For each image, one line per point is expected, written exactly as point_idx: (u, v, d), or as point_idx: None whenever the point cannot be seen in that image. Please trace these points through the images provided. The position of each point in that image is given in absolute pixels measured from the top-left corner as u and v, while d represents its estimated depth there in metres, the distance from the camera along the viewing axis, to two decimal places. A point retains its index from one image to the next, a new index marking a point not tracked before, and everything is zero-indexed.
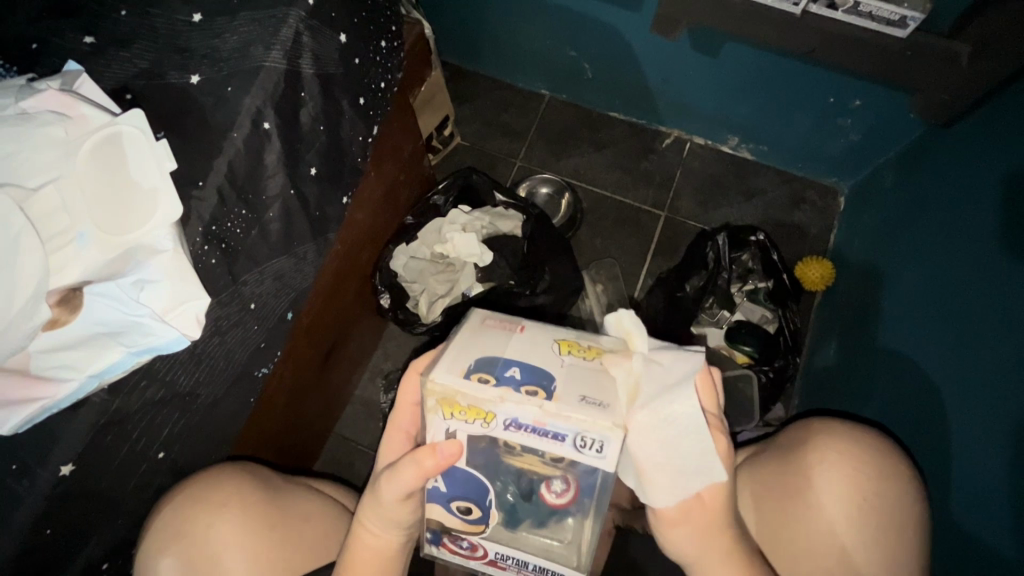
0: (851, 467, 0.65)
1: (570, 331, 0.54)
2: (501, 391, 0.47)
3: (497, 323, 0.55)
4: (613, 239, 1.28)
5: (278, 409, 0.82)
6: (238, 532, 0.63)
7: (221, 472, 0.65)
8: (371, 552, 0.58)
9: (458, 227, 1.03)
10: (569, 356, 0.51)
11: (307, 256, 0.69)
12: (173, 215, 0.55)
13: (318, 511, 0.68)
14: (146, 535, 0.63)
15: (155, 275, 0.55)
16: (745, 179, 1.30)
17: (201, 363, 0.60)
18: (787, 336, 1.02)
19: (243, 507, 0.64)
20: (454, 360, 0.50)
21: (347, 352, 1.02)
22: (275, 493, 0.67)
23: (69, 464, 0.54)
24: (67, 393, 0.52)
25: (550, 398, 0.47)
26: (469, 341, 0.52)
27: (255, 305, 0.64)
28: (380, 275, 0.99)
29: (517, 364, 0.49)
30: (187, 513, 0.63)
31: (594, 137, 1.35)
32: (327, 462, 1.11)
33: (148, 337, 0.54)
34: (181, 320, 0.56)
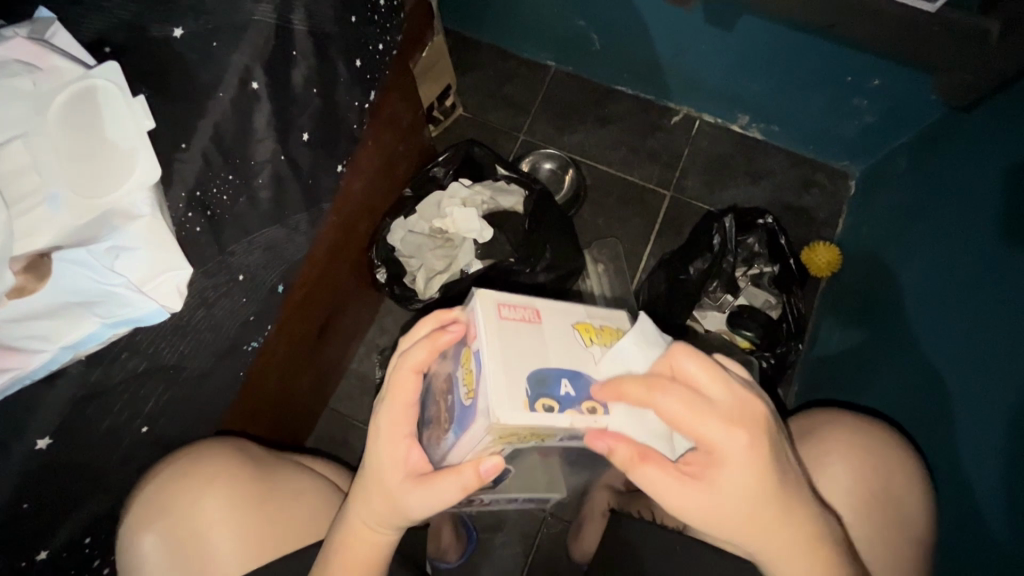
0: (857, 458, 0.65)
1: (582, 311, 0.53)
2: (568, 415, 0.47)
3: (515, 314, 0.50)
4: (616, 218, 1.24)
5: (269, 384, 0.81)
6: (225, 510, 0.62)
7: (207, 446, 0.64)
8: (367, 546, 0.55)
9: (458, 202, 1.00)
10: (596, 347, 0.51)
11: (299, 227, 0.66)
12: (152, 176, 0.52)
13: (309, 491, 0.67)
14: (129, 511, 0.62)
15: (130, 241, 0.52)
16: (754, 159, 1.27)
17: (186, 335, 0.58)
18: (790, 322, 1.01)
19: (229, 484, 0.62)
20: (510, 391, 0.46)
21: (342, 326, 1.01)
22: (268, 471, 0.66)
23: (47, 437, 0.52)
24: (40, 364, 0.50)
25: (609, 410, 0.49)
26: (506, 348, 0.48)
27: (243, 276, 0.62)
28: (377, 249, 0.98)
29: (568, 374, 0.49)
30: (171, 488, 0.61)
31: (599, 112, 1.31)
32: (320, 435, 1.10)
33: (125, 308, 0.52)
34: (160, 291, 0.54)
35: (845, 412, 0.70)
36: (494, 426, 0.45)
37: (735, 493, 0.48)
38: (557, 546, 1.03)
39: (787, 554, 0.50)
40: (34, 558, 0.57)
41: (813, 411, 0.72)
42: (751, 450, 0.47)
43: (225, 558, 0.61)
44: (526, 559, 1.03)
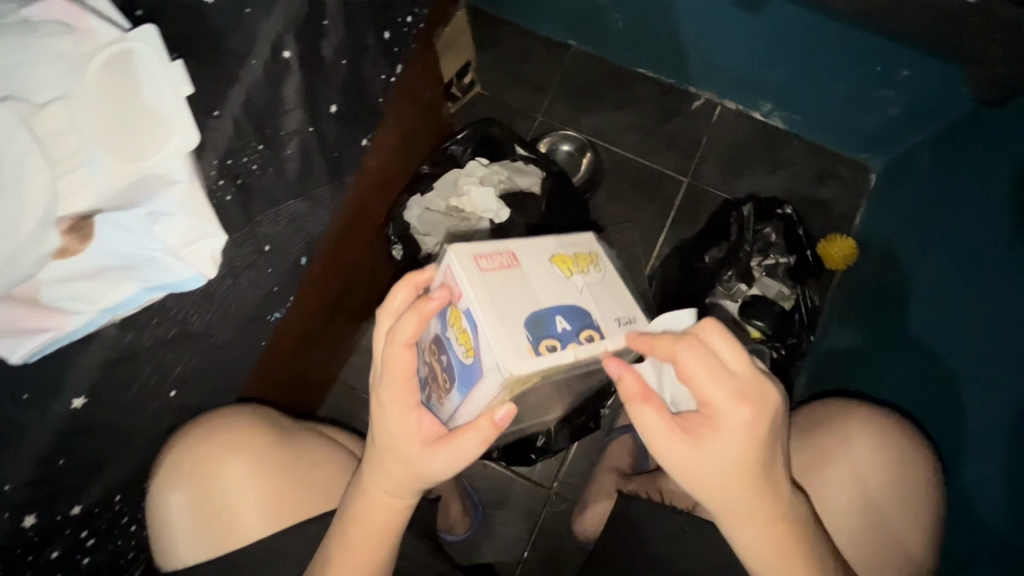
0: (871, 447, 0.68)
1: (553, 243, 0.55)
2: (571, 350, 0.49)
3: (493, 263, 0.50)
4: (630, 203, 1.24)
5: (284, 356, 0.82)
6: (247, 473, 0.64)
7: (230, 411, 0.66)
8: (382, 513, 0.56)
9: (475, 179, 1.00)
10: (577, 278, 0.54)
11: (322, 199, 0.68)
12: (192, 143, 0.52)
13: (326, 459, 0.69)
14: (156, 473, 0.64)
15: (167, 207, 0.53)
16: (773, 149, 1.25)
17: (213, 304, 0.60)
18: (802, 313, 1.01)
19: (251, 449, 0.65)
20: (513, 340, 0.46)
21: (355, 302, 1.01)
22: (289, 439, 0.68)
23: (82, 396, 0.53)
24: (79, 325, 0.50)
25: (603, 334, 0.52)
26: (497, 297, 0.48)
27: (269, 248, 0.63)
28: (393, 225, 0.99)
29: (559, 310, 0.50)
30: (193, 454, 0.63)
31: (619, 95, 1.29)
32: (330, 409, 1.12)
33: (163, 272, 0.53)
34: (196, 257, 0.55)
35: (852, 403, 0.72)
36: (508, 378, 0.45)
37: (708, 463, 0.49)
38: (561, 525, 1.05)
39: (746, 520, 0.52)
40: (68, 513, 0.57)
41: (822, 404, 0.74)
42: (748, 429, 0.48)
43: (248, 519, 0.64)
44: (530, 536, 1.05)
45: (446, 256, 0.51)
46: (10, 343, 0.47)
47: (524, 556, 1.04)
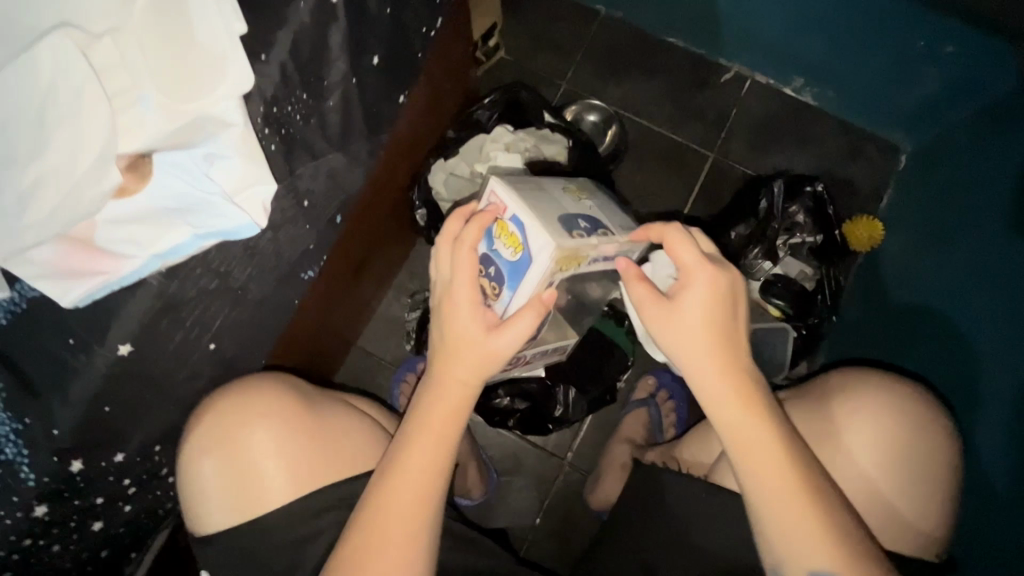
0: (888, 420, 0.64)
1: (562, 182, 0.67)
2: (595, 237, 0.60)
3: (520, 187, 0.61)
4: (655, 176, 1.21)
5: (309, 317, 0.81)
6: (273, 440, 0.63)
7: (258, 379, 0.66)
8: (449, 406, 0.60)
9: (501, 146, 0.97)
10: (588, 200, 0.67)
11: (360, 156, 0.66)
12: (245, 83, 0.51)
13: (355, 430, 0.68)
14: (188, 438, 0.64)
15: (222, 147, 0.52)
16: (803, 125, 1.22)
17: (253, 258, 0.59)
18: (825, 295, 1.01)
19: (279, 414, 0.64)
20: (550, 224, 0.57)
21: (377, 265, 1.00)
22: (317, 408, 0.67)
23: (127, 344, 0.53)
24: (132, 271, 0.51)
25: (617, 232, 0.64)
26: (532, 206, 0.58)
27: (307, 203, 0.62)
28: (417, 190, 0.97)
29: (580, 215, 0.62)
30: (225, 417, 0.63)
31: (648, 64, 1.26)
32: (348, 371, 1.12)
33: (216, 218, 0.53)
34: (248, 204, 0.55)
35: (870, 372, 0.69)
36: (557, 249, 0.55)
37: (698, 333, 0.57)
38: (575, 493, 1.07)
39: (752, 424, 0.57)
40: (113, 459, 0.59)
41: (835, 373, 0.70)
42: (717, 299, 0.57)
43: (276, 487, 0.62)
44: (542, 503, 1.07)
45: (485, 187, 0.61)
46: (70, 282, 0.49)
47: (537, 522, 1.06)
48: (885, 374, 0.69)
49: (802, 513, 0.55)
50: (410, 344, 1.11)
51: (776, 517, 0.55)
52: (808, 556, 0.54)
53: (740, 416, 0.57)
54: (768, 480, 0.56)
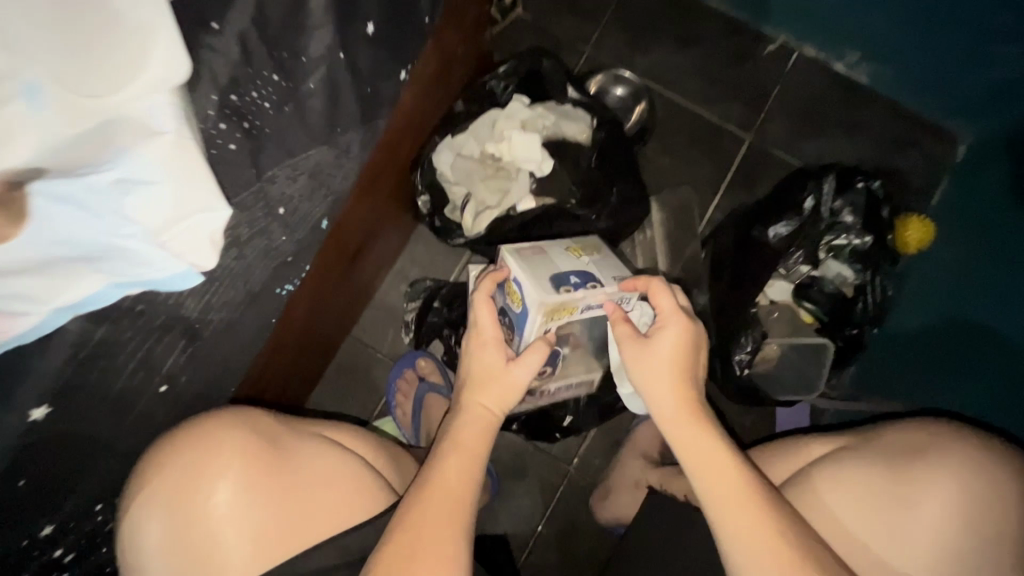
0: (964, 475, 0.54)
1: (564, 242, 0.71)
2: (582, 293, 0.63)
3: (528, 251, 0.66)
4: (684, 159, 1.09)
5: (296, 317, 0.72)
6: (238, 493, 0.51)
7: (224, 416, 0.55)
8: (479, 424, 0.60)
9: (517, 123, 0.86)
10: (585, 254, 0.68)
11: (350, 148, 0.58)
12: (175, 79, 0.42)
13: (336, 477, 0.55)
14: (133, 494, 0.52)
15: (146, 172, 0.43)
16: (853, 107, 1.09)
17: (212, 284, 0.52)
18: (866, 304, 0.91)
19: (244, 461, 0.52)
20: (539, 283, 0.62)
21: (374, 253, 0.90)
22: (289, 453, 0.55)
23: (45, 407, 0.47)
24: (29, 328, 0.43)
25: (605, 284, 0.65)
26: (527, 269, 0.63)
27: (283, 211, 0.55)
28: (421, 171, 0.86)
29: (573, 271, 0.65)
30: (185, 465, 0.52)
31: (681, 31, 1.12)
32: (341, 364, 1.04)
33: (138, 264, 0.45)
34: (179, 242, 0.47)
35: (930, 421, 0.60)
36: (540, 307, 0.60)
37: (654, 359, 0.59)
38: (580, 500, 1.00)
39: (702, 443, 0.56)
40: (36, 535, 0.54)
41: (893, 427, 0.61)
42: (682, 336, 0.59)
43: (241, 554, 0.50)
44: (546, 509, 1.01)
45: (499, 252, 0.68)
46: None
47: (540, 529, 1.00)
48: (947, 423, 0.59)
49: (757, 522, 0.51)
50: (409, 335, 1.03)
51: (730, 523, 0.52)
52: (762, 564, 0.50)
53: (691, 434, 0.57)
54: (722, 488, 0.53)
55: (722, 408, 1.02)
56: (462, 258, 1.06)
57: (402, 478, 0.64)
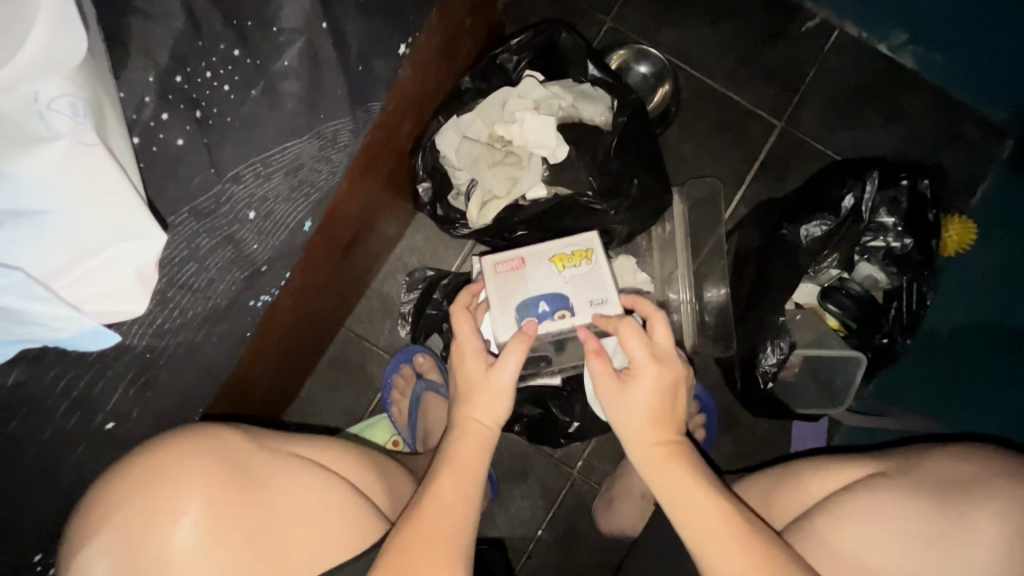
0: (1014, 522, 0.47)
1: (554, 244, 0.67)
2: (545, 326, 0.65)
3: (506, 266, 0.67)
4: (707, 147, 1.01)
5: (282, 315, 0.66)
6: (202, 534, 0.45)
7: (191, 437, 0.49)
8: (473, 441, 0.56)
9: (530, 103, 0.77)
10: (565, 270, 0.66)
11: (338, 137, 0.53)
12: (69, 65, 0.42)
13: (315, 511, 0.49)
14: (77, 529, 0.46)
15: (42, 203, 0.41)
16: (896, 94, 1.00)
17: (164, 302, 0.48)
18: (901, 313, 0.83)
19: (210, 494, 0.47)
20: (502, 318, 0.65)
21: (370, 243, 0.83)
22: (261, 480, 0.49)
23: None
24: None
25: (573, 313, 0.65)
26: (496, 294, 0.66)
27: (254, 214, 0.50)
28: (421, 156, 0.78)
29: (542, 297, 0.65)
30: (141, 493, 0.46)
31: (711, 5, 1.02)
32: (334, 358, 0.98)
33: (33, 314, 0.42)
34: (81, 281, 0.43)
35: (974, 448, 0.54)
36: (499, 342, 0.66)
37: (629, 404, 0.56)
38: (583, 506, 0.96)
39: (683, 491, 0.52)
40: None
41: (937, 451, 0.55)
42: (660, 375, 0.56)
43: None
44: (547, 513, 0.96)
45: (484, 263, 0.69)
46: None
47: (540, 534, 0.96)
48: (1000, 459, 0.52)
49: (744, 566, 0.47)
50: (406, 328, 0.97)
51: (712, 553, 0.49)
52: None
53: (668, 469, 0.54)
54: (698, 517, 0.50)
55: (736, 414, 0.97)
56: (464, 247, 0.99)
57: (392, 502, 0.59)
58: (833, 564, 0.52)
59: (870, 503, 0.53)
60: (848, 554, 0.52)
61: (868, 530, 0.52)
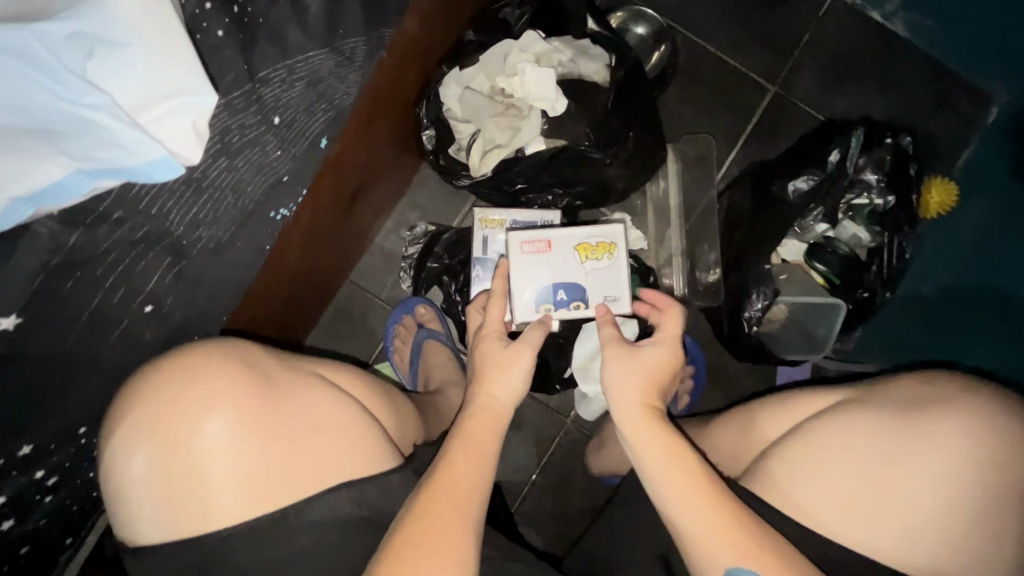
0: (975, 434, 0.51)
1: (582, 234, 0.72)
2: (560, 312, 0.73)
3: (532, 247, 0.72)
4: (703, 109, 1.04)
5: (292, 255, 0.68)
6: (230, 431, 0.49)
7: (213, 347, 0.52)
8: (486, 417, 0.58)
9: (530, 57, 0.80)
10: (587, 262, 0.72)
11: (354, 55, 0.56)
12: None
13: (331, 421, 0.52)
14: (113, 427, 0.49)
15: (121, 36, 0.39)
16: (887, 61, 1.03)
17: (200, 196, 0.49)
18: (881, 267, 0.87)
19: (234, 397, 0.50)
20: (522, 300, 0.72)
21: (374, 194, 0.85)
22: (281, 391, 0.52)
23: (12, 318, 0.42)
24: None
25: (587, 304, 0.73)
26: (519, 272, 0.72)
27: (279, 120, 0.52)
28: (426, 106, 0.82)
29: (563, 287, 0.72)
30: (173, 395, 0.49)
31: None
32: (338, 309, 1.01)
33: (111, 150, 0.40)
34: (164, 126, 0.43)
35: (937, 372, 0.58)
36: (515, 321, 0.73)
37: (637, 382, 0.60)
38: (575, 452, 1.01)
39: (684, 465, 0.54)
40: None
41: (908, 379, 0.58)
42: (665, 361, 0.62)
43: (223, 495, 0.48)
44: (541, 459, 1.01)
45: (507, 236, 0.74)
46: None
47: (534, 478, 1.00)
48: (965, 381, 0.56)
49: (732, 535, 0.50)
50: (407, 281, 1.00)
51: (698, 525, 0.51)
52: (728, 557, 0.49)
53: (667, 445, 0.56)
54: (683, 492, 0.53)
55: (724, 366, 1.01)
56: (466, 204, 1.02)
57: (397, 420, 0.63)
58: (811, 473, 0.55)
59: (839, 426, 0.56)
60: (824, 467, 0.54)
61: (840, 452, 0.54)
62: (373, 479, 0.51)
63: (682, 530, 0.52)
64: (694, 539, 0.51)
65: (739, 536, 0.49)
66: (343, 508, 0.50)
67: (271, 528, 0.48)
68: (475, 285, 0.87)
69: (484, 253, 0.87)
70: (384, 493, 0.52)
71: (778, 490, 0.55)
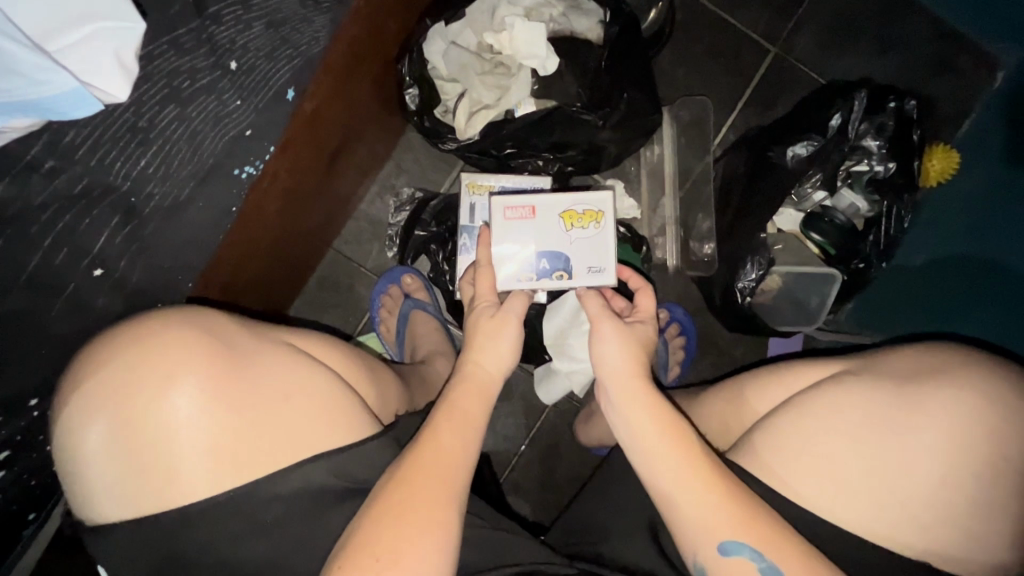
0: (967, 406, 0.51)
1: (567, 200, 0.70)
2: (543, 283, 0.70)
3: (515, 214, 0.70)
4: (700, 72, 0.99)
5: (269, 218, 0.65)
6: (192, 402, 0.47)
7: (177, 315, 0.50)
8: (475, 388, 0.57)
9: (520, 11, 0.76)
10: (571, 230, 0.70)
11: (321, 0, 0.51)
12: None
13: (303, 390, 0.50)
14: (68, 398, 0.47)
15: None
16: (893, 21, 0.98)
17: (154, 147, 0.48)
18: (879, 235, 0.85)
19: (196, 368, 0.48)
20: (503, 269, 0.70)
21: (355, 156, 0.81)
22: (250, 362, 0.50)
23: None
24: None
25: (571, 275, 0.70)
26: (502, 238, 0.70)
27: (236, 66, 0.49)
28: (409, 62, 0.76)
29: (545, 255, 0.70)
30: (132, 366, 0.47)
31: None
32: (321, 278, 0.98)
33: (13, 83, 0.39)
34: (78, 55, 0.41)
35: (929, 344, 0.57)
36: (499, 290, 0.71)
37: (625, 356, 0.59)
38: (564, 422, 1.00)
39: (675, 439, 0.53)
40: None
41: (899, 351, 0.57)
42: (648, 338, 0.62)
43: (191, 469, 0.46)
44: (529, 430, 1.00)
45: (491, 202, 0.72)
46: None
47: (523, 449, 1.00)
48: (959, 353, 0.55)
49: (721, 507, 0.49)
50: (394, 250, 0.98)
51: (684, 495, 0.50)
52: (723, 529, 0.48)
53: (657, 417, 0.55)
54: (667, 463, 0.52)
55: (716, 338, 1.00)
56: (454, 169, 0.98)
57: (376, 389, 0.61)
58: (801, 449, 0.53)
59: (833, 395, 0.55)
60: (812, 440, 0.53)
61: (829, 425, 0.53)
62: (349, 448, 0.50)
63: (669, 505, 0.51)
64: (679, 510, 0.50)
65: (725, 506, 0.49)
66: (316, 481, 0.48)
67: (241, 501, 0.46)
68: (461, 254, 0.83)
69: (472, 222, 0.83)
70: (359, 464, 0.50)
71: (767, 461, 0.55)
